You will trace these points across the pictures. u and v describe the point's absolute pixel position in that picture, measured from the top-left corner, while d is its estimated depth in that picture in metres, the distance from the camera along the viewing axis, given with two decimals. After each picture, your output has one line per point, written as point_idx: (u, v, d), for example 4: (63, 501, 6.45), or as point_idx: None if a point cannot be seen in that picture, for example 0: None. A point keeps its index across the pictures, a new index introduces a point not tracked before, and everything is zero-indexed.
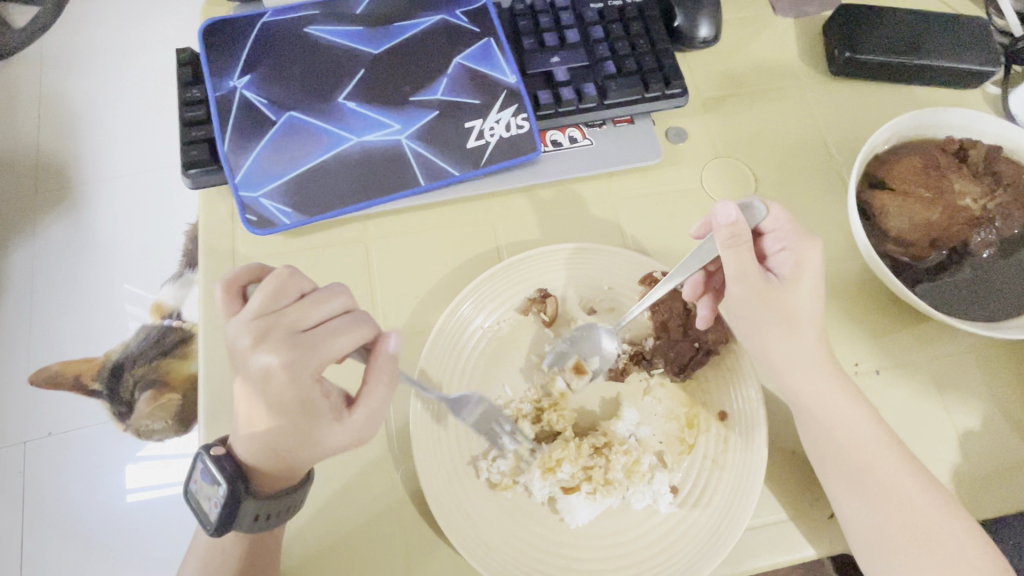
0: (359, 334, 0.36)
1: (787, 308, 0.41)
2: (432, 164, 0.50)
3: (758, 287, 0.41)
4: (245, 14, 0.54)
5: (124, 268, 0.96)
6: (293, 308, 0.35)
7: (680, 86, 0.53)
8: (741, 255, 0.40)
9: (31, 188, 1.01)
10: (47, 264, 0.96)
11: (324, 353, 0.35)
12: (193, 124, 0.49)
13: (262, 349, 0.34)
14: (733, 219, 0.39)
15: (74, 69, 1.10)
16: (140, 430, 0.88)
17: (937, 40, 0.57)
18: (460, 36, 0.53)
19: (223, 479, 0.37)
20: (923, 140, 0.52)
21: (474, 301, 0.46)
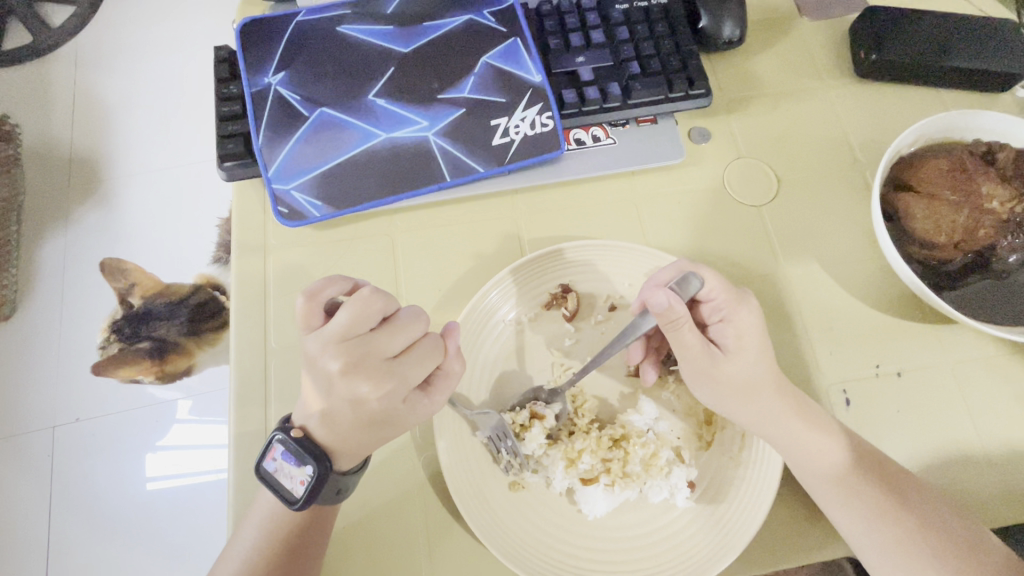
0: (437, 357, 0.39)
1: (740, 380, 0.42)
2: (457, 161, 0.51)
3: (705, 357, 0.42)
4: (280, 14, 0.55)
5: (153, 260, 1.00)
6: (381, 333, 0.37)
7: (703, 87, 0.54)
8: (685, 331, 0.40)
9: (65, 181, 1.05)
10: (79, 254, 1.00)
11: (411, 376, 0.38)
12: (228, 119, 0.51)
13: (351, 373, 0.37)
14: (671, 302, 0.39)
15: (109, 66, 1.13)
16: (107, 367, 0.93)
17: (967, 42, 0.57)
18: (487, 36, 0.54)
19: (311, 457, 0.39)
20: (950, 144, 0.51)
21: (503, 289, 0.47)
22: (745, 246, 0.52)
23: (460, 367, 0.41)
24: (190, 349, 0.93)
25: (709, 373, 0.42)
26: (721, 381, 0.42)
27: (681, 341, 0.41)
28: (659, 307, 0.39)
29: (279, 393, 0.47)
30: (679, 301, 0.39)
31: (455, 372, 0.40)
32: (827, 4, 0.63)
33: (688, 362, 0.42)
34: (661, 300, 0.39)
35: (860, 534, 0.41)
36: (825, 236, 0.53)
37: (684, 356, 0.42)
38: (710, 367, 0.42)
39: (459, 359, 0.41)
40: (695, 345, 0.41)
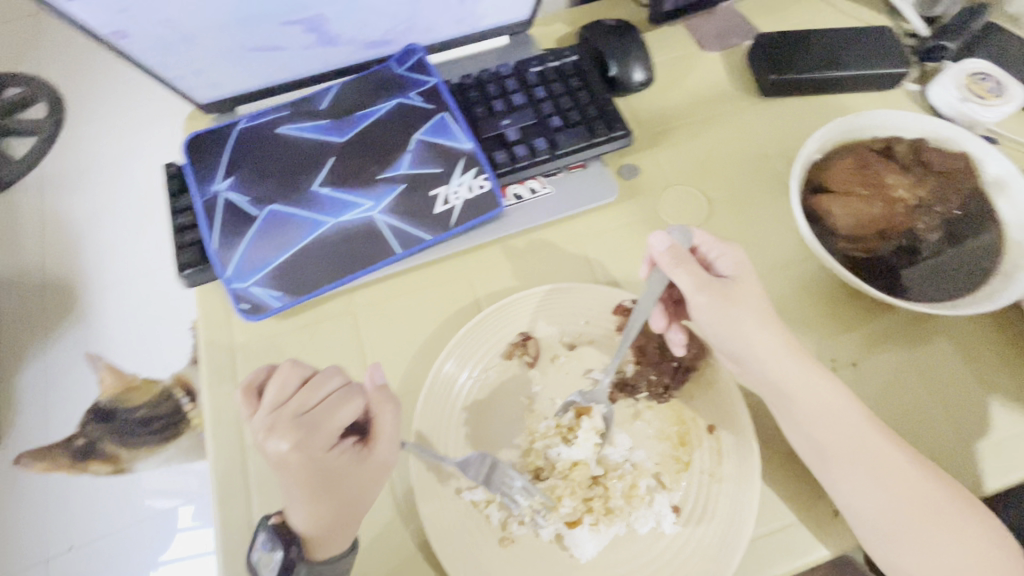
0: (358, 401, 0.43)
1: (750, 300, 0.46)
2: (406, 233, 0.54)
3: (713, 286, 0.46)
4: (222, 125, 0.59)
5: (129, 368, 0.98)
6: (296, 395, 0.42)
7: (622, 128, 0.58)
8: (688, 265, 0.46)
9: (40, 306, 1.06)
10: (57, 376, 1.00)
11: (330, 424, 0.41)
12: (184, 229, 0.54)
13: (278, 438, 0.40)
14: (668, 244, 0.46)
15: (71, 189, 1.17)
16: (36, 451, 0.94)
17: (850, 53, 0.63)
18: (417, 115, 0.58)
19: (280, 543, 0.41)
20: (854, 142, 0.56)
21: (456, 357, 0.49)
22: None
23: (388, 406, 0.44)
24: (125, 461, 0.89)
25: (719, 299, 0.46)
26: (731, 305, 0.45)
27: (682, 276, 0.46)
28: (660, 250, 0.46)
29: (260, 488, 0.47)
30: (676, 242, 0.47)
31: (384, 411, 0.43)
32: (725, 35, 0.69)
33: (698, 292, 0.46)
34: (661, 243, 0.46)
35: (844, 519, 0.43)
36: (763, 244, 0.56)
37: (691, 289, 0.46)
38: (718, 295, 0.46)
39: (387, 399, 0.44)
40: (697, 275, 0.46)
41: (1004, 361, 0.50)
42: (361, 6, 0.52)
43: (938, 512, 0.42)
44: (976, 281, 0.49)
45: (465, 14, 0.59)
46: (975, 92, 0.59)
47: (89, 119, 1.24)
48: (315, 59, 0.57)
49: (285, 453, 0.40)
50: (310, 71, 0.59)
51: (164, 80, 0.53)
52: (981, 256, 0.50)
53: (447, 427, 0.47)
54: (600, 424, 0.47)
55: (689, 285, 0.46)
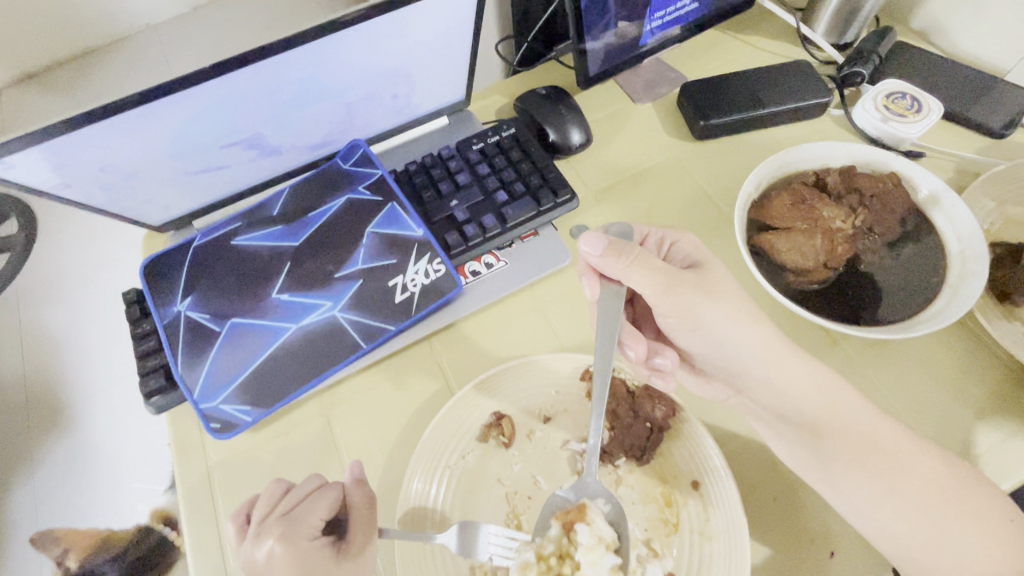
0: (336, 491, 0.44)
1: (713, 281, 0.48)
2: (368, 327, 0.54)
3: (649, 260, 0.46)
4: (177, 244, 0.59)
5: (127, 472, 1.00)
6: (281, 495, 0.44)
7: (567, 192, 0.60)
8: (625, 251, 0.46)
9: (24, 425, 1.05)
10: (52, 494, 1.00)
11: (312, 512, 0.42)
12: (147, 355, 0.53)
13: (261, 540, 0.41)
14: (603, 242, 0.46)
15: (44, 302, 1.17)
16: None
17: (772, 90, 0.66)
18: (367, 209, 0.59)
19: None
20: (788, 177, 0.57)
21: (423, 474, 0.47)
22: None
23: (365, 494, 0.45)
24: None
25: (655, 271, 0.46)
26: (704, 290, 0.47)
27: (622, 265, 0.45)
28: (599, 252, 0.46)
29: None
30: (612, 239, 0.46)
31: (361, 500, 0.44)
32: (653, 86, 0.72)
33: (639, 272, 0.45)
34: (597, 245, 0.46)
35: None
36: None
37: (633, 274, 0.46)
38: (654, 268, 0.46)
39: (364, 489, 0.45)
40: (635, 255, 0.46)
41: (969, 372, 0.51)
42: (297, 118, 0.54)
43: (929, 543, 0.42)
44: (926, 296, 0.50)
45: (401, 106, 0.61)
46: (895, 111, 0.62)
47: (54, 229, 1.23)
48: (261, 168, 0.59)
49: (268, 552, 0.40)
50: (259, 180, 0.60)
51: (114, 214, 0.54)
52: (925, 270, 0.52)
53: (433, 521, 0.46)
54: (611, 537, 0.44)
55: (629, 271, 0.46)
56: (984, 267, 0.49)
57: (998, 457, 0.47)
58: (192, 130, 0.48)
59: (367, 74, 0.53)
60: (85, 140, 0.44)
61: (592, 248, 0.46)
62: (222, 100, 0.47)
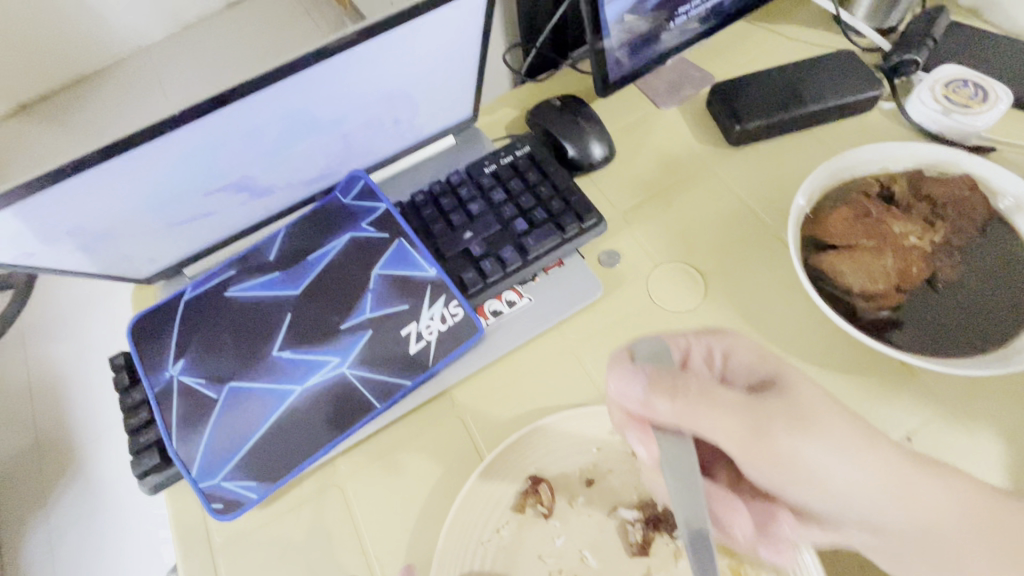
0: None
1: (801, 400, 0.37)
2: (382, 383, 0.48)
3: (694, 389, 0.36)
4: (166, 298, 0.54)
5: (133, 518, 0.95)
6: None
7: (593, 216, 0.54)
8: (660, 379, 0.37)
9: (26, 473, 1.01)
10: (58, 545, 0.95)
11: None
12: (139, 429, 0.48)
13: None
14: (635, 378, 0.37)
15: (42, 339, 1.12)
16: None
17: (814, 86, 0.59)
18: (372, 248, 0.53)
19: None
20: (846, 185, 0.50)
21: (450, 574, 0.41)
22: None
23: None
24: None
25: (705, 401, 0.36)
26: (804, 420, 0.37)
27: (662, 401, 0.36)
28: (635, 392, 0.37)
29: None
30: (648, 371, 0.37)
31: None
32: (677, 88, 0.65)
33: (683, 404, 0.36)
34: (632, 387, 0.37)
35: None
36: (773, 313, 0.50)
37: (680, 409, 0.36)
38: (701, 396, 0.36)
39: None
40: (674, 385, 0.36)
41: None
42: (288, 156, 0.48)
43: None
44: None
45: (403, 131, 0.55)
46: (958, 102, 0.55)
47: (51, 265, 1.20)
48: (254, 210, 0.53)
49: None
50: (252, 222, 0.55)
51: (96, 272, 0.49)
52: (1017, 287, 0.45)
53: None
54: None
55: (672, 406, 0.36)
56: None
57: None
58: (171, 180, 0.43)
59: (363, 102, 0.48)
60: (47, 204, 0.38)
61: (628, 390, 0.37)
62: (201, 146, 0.41)
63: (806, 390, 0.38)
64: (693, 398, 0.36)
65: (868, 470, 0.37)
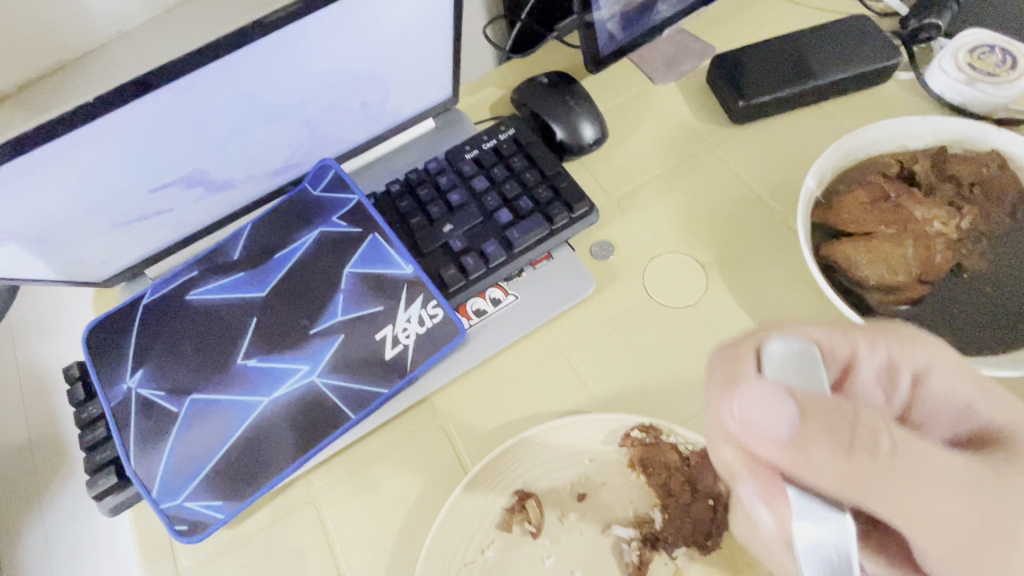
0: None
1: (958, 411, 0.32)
2: (356, 392, 0.45)
3: (885, 454, 0.25)
4: (124, 303, 0.50)
5: None
6: None
7: (584, 205, 0.50)
8: (837, 437, 0.25)
9: None
10: None
11: None
12: (95, 446, 0.45)
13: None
14: (784, 407, 0.25)
15: None
16: None
17: (826, 56, 0.54)
18: (344, 244, 0.49)
19: None
20: (862, 165, 0.46)
21: None
22: (703, 357, 0.45)
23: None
24: None
25: (892, 476, 0.25)
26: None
27: (835, 461, 0.25)
28: (780, 423, 0.25)
29: None
30: (808, 418, 0.25)
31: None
32: (675, 61, 0.60)
33: (859, 486, 0.25)
34: (776, 411, 0.25)
35: None
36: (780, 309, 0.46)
37: (858, 484, 0.24)
38: (887, 459, 0.25)
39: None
40: (857, 446, 0.25)
41: None
42: (244, 146, 0.44)
43: None
44: None
45: (375, 115, 0.51)
46: (984, 70, 0.50)
47: None
48: (214, 206, 0.49)
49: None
50: (214, 218, 0.50)
51: (43, 278, 0.45)
52: None
53: None
54: None
55: (850, 473, 0.24)
56: None
57: None
58: (108, 174, 0.39)
59: (323, 84, 0.43)
60: None
61: (767, 418, 0.25)
62: (138, 135, 0.37)
63: (1021, 460, 0.29)
64: (868, 462, 0.25)
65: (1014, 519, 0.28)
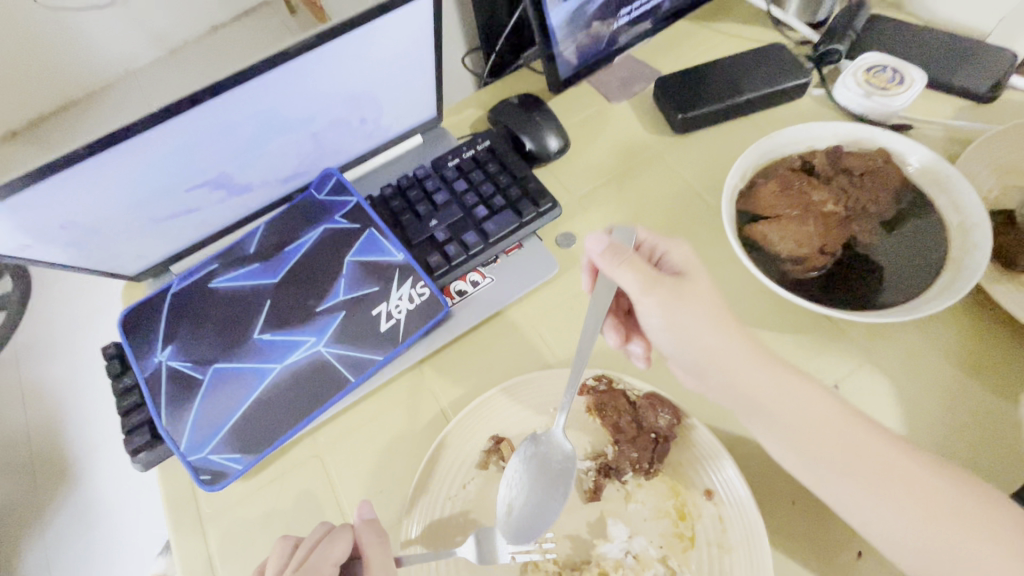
0: (344, 535, 0.41)
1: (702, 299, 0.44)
2: (356, 360, 0.52)
3: (659, 283, 0.43)
4: (154, 293, 0.57)
5: (129, 521, 1.03)
6: (285, 555, 0.41)
7: (548, 201, 0.59)
8: (633, 262, 0.44)
9: (31, 482, 1.09)
10: (60, 549, 1.02)
11: (323, 561, 0.40)
12: (130, 411, 0.52)
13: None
14: (608, 245, 0.45)
15: (53, 355, 1.23)
16: None
17: (750, 77, 0.64)
18: (345, 238, 0.58)
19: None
20: (775, 163, 0.55)
21: (420, 510, 0.45)
22: None
23: (376, 535, 0.42)
24: None
25: (665, 298, 0.43)
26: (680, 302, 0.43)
27: (628, 274, 0.44)
28: (601, 252, 0.45)
29: None
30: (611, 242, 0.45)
31: (373, 540, 0.41)
32: (628, 84, 0.70)
33: (644, 291, 0.43)
34: (601, 247, 0.45)
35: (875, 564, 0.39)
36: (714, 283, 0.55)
37: (638, 288, 0.43)
38: (650, 275, 0.44)
39: (374, 529, 0.42)
40: (644, 272, 0.44)
41: (983, 348, 0.49)
42: (261, 154, 0.53)
43: None
44: (932, 274, 0.48)
45: (371, 130, 0.60)
46: (877, 86, 0.61)
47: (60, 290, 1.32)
48: (234, 208, 0.57)
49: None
50: (233, 219, 0.59)
51: (89, 268, 0.53)
52: (928, 246, 0.49)
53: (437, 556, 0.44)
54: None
55: (635, 284, 0.44)
56: (987, 236, 0.47)
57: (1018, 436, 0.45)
58: (152, 175, 0.47)
59: (326, 102, 0.52)
60: (38, 199, 0.42)
61: (596, 248, 0.45)
62: (179, 143, 0.46)
63: (711, 329, 0.43)
64: (637, 267, 0.44)
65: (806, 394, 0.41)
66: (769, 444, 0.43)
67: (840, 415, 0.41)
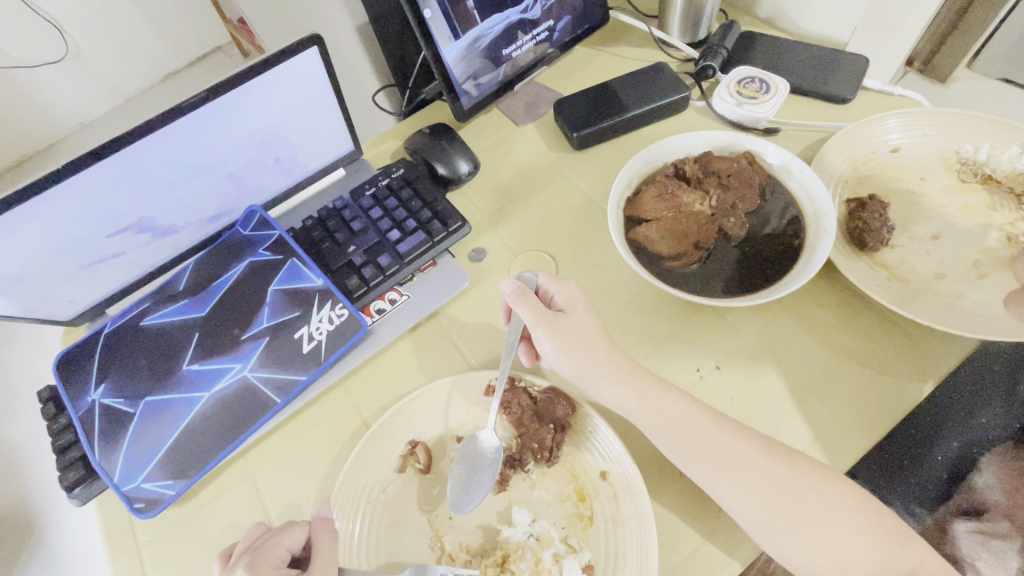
0: (303, 524, 0.45)
1: (597, 327, 0.50)
2: (281, 381, 0.56)
3: (546, 318, 0.49)
4: (86, 335, 0.59)
5: None
6: (254, 537, 0.44)
7: (456, 220, 0.64)
8: (531, 299, 0.50)
9: None
10: None
11: (281, 542, 0.43)
12: (65, 448, 0.54)
13: (231, 569, 0.41)
14: (514, 285, 0.51)
15: None
16: None
17: (635, 96, 0.71)
18: (268, 268, 0.61)
19: None
20: (656, 171, 0.61)
21: (342, 509, 0.48)
22: None
23: (329, 531, 0.45)
24: None
25: (551, 332, 0.49)
26: (589, 333, 0.49)
27: (524, 310, 0.49)
28: (507, 291, 0.50)
29: None
30: (519, 284, 0.51)
31: (325, 535, 0.44)
32: (531, 108, 0.76)
33: (537, 326, 0.49)
34: (507, 286, 0.51)
35: (746, 520, 0.43)
36: (610, 283, 0.60)
37: (531, 322, 0.49)
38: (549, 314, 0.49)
39: (329, 526, 0.45)
40: (538, 308, 0.50)
41: (844, 319, 0.55)
42: (178, 196, 0.57)
43: (819, 496, 0.43)
44: (789, 261, 0.54)
45: (288, 168, 0.64)
46: (747, 95, 0.67)
47: None
48: (161, 249, 0.61)
49: None
50: (162, 260, 0.62)
51: (19, 314, 0.56)
52: (785, 236, 0.56)
53: (356, 556, 0.47)
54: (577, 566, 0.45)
55: (528, 317, 0.49)
56: (833, 223, 0.53)
57: (877, 397, 0.50)
58: (69, 222, 0.51)
59: (236, 145, 0.57)
60: None
61: (504, 289, 0.51)
62: (92, 192, 0.50)
63: (602, 343, 0.49)
64: (540, 308, 0.50)
65: (672, 395, 0.47)
66: (655, 436, 0.46)
67: (696, 402, 0.47)
